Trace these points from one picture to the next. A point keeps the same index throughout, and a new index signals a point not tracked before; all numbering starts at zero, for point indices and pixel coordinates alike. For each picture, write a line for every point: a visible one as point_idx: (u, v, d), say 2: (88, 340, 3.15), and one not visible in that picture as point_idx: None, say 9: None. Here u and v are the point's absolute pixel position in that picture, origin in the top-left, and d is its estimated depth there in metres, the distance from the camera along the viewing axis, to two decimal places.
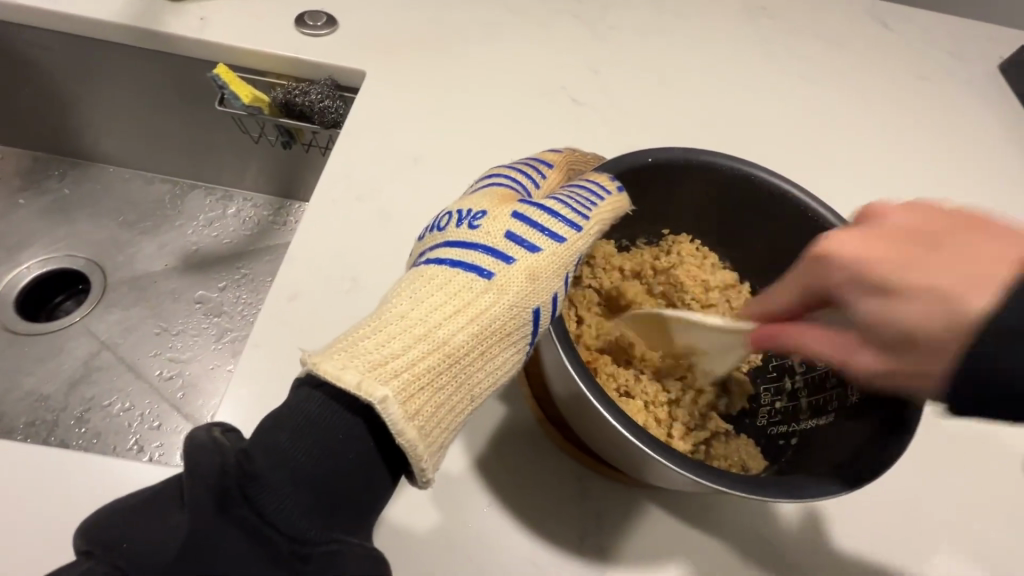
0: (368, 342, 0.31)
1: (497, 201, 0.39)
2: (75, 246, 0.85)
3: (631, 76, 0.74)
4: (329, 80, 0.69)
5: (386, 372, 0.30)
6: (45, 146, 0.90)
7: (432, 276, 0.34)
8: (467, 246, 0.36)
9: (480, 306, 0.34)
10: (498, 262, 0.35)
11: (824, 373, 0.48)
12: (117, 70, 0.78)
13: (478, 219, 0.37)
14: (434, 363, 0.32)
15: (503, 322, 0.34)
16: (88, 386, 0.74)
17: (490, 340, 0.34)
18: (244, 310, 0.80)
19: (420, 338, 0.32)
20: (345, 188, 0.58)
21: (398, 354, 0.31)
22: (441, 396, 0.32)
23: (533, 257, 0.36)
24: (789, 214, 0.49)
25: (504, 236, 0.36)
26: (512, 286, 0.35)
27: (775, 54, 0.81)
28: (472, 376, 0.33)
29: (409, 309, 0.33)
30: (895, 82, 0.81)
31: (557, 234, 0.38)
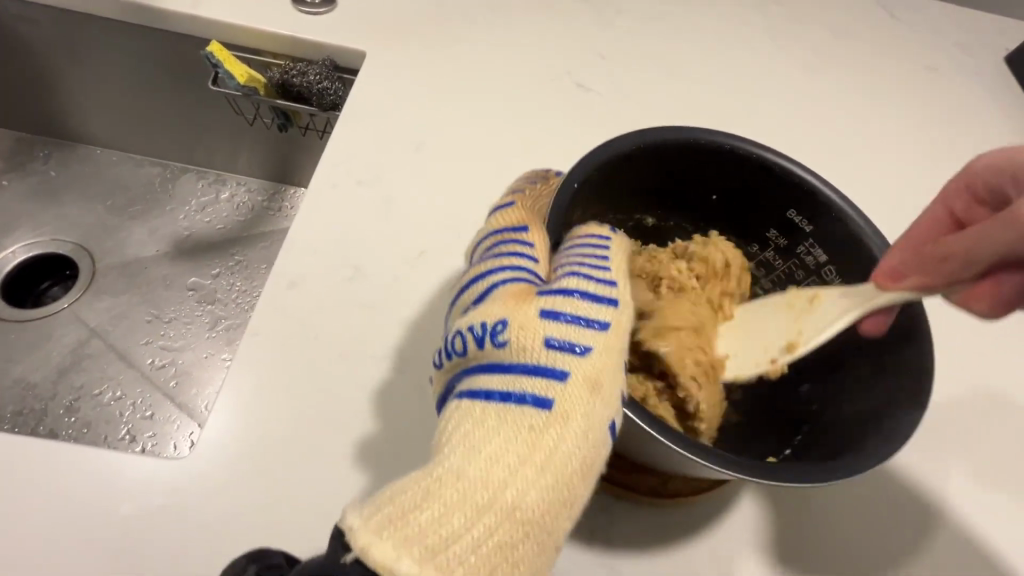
0: (421, 519, 0.28)
1: (516, 303, 0.35)
2: (62, 231, 0.82)
3: (637, 62, 0.72)
4: (328, 61, 0.67)
5: (449, 563, 0.28)
6: (29, 126, 0.86)
7: (484, 419, 0.32)
8: (506, 370, 0.33)
9: (547, 446, 0.31)
10: (551, 383, 0.32)
11: (789, 269, 0.52)
12: (105, 46, 0.75)
13: (500, 332, 0.33)
14: (504, 538, 0.29)
15: (574, 457, 0.32)
16: (78, 374, 0.72)
17: (570, 483, 0.31)
18: (238, 298, 0.78)
19: (484, 503, 0.29)
20: (346, 173, 0.57)
21: (460, 534, 0.28)
22: (515, 555, 0.29)
23: (585, 363, 0.33)
24: (794, 197, 0.48)
25: (544, 347, 0.33)
26: (575, 407, 0.32)
27: (782, 41, 0.80)
28: (549, 528, 0.31)
29: (464, 468, 0.30)
30: (903, 72, 0.80)
31: (600, 321, 0.35)
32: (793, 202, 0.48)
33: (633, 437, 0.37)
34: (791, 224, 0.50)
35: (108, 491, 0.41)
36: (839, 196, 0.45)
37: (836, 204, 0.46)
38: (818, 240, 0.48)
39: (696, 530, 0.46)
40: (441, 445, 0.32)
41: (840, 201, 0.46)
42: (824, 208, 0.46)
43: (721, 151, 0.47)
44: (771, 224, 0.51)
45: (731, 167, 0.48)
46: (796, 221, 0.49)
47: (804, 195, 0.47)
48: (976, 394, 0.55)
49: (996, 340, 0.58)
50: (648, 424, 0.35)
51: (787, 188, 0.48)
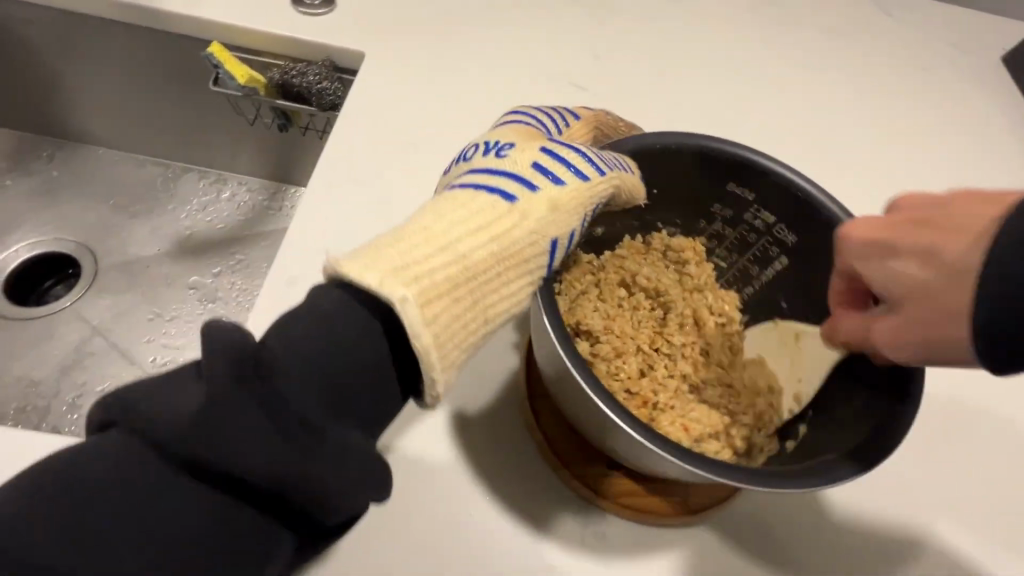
0: (398, 247, 0.33)
1: (526, 138, 0.42)
2: (65, 230, 0.83)
3: (634, 62, 0.73)
4: (328, 61, 0.67)
5: (409, 274, 0.32)
6: (31, 126, 0.87)
7: (457, 197, 0.37)
8: (490, 171, 0.38)
9: (504, 226, 0.36)
10: (523, 190, 0.37)
11: (743, 233, 0.53)
12: (106, 47, 0.76)
13: (506, 149, 0.40)
14: (458, 282, 0.33)
15: (525, 247, 0.36)
16: (81, 371, 0.73)
17: (506, 265, 0.36)
18: (239, 297, 0.79)
19: (451, 234, 0.34)
20: (345, 172, 0.57)
21: (425, 260, 0.33)
22: (457, 316, 0.33)
23: (556, 188, 0.38)
24: (777, 194, 0.48)
25: (531, 166, 0.39)
26: (533, 210, 0.37)
27: (779, 40, 0.80)
28: (490, 294, 0.35)
29: (434, 223, 0.35)
30: (900, 73, 0.80)
31: (580, 171, 0.40)
32: (732, 176, 0.49)
33: (632, 445, 0.37)
34: (735, 197, 0.51)
35: None
36: (819, 194, 0.46)
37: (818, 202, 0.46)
38: (763, 205, 0.50)
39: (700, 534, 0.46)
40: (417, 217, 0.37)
41: (776, 167, 0.47)
42: (762, 177, 0.48)
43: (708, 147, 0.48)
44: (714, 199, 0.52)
45: (717, 164, 0.49)
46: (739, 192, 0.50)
47: (741, 169, 0.48)
48: (972, 393, 0.55)
49: None
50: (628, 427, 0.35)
51: (725, 167, 0.48)
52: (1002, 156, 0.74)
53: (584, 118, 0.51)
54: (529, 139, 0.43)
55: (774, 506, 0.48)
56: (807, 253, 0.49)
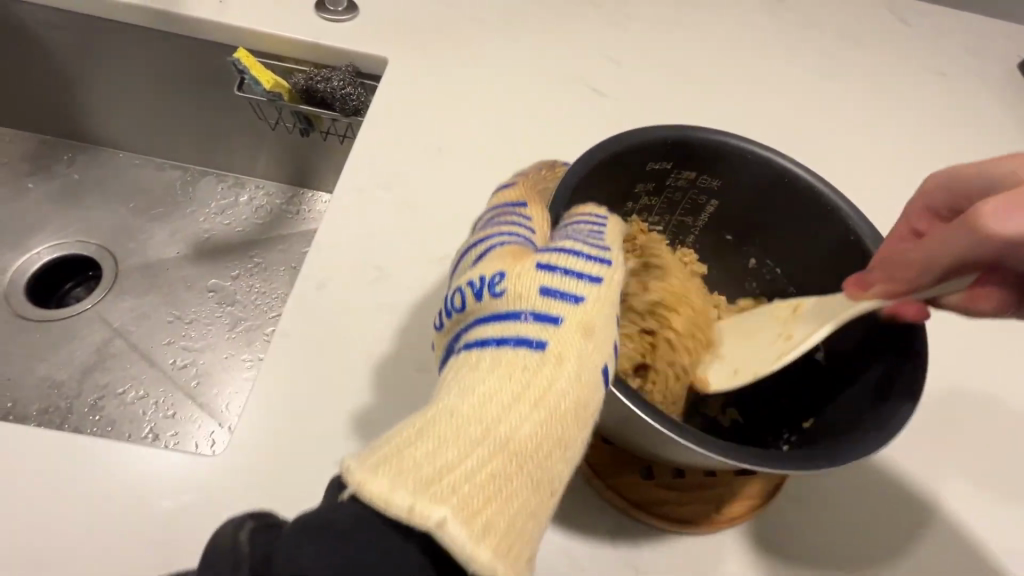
0: (419, 454, 0.29)
1: (511, 259, 0.36)
2: (86, 233, 0.84)
3: (652, 68, 0.73)
4: (350, 67, 0.68)
5: (442, 488, 0.28)
6: (53, 129, 0.88)
7: (476, 365, 0.33)
8: (497, 320, 0.35)
9: (540, 387, 0.32)
10: (545, 329, 0.34)
11: (677, 198, 0.52)
12: (129, 52, 0.77)
13: (498, 283, 0.35)
14: (503, 469, 0.30)
15: (570, 397, 0.33)
16: (102, 373, 0.73)
17: (561, 423, 0.32)
18: (258, 299, 0.79)
19: (480, 418, 0.31)
20: (370, 176, 0.58)
21: (455, 466, 0.29)
22: (513, 509, 0.30)
23: (575, 310, 0.35)
24: (798, 196, 0.47)
25: (539, 294, 0.35)
26: (568, 351, 0.34)
27: (796, 47, 0.80)
28: (549, 470, 0.32)
29: (458, 408, 0.31)
30: (917, 79, 0.80)
31: (593, 276, 0.36)
32: (651, 155, 0.46)
33: (654, 439, 0.38)
34: (658, 173, 0.48)
35: (144, 486, 0.42)
36: (840, 197, 0.45)
37: (836, 202, 0.45)
38: (687, 167, 0.48)
39: (737, 546, 0.46)
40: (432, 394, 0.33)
41: (684, 133, 0.46)
42: (677, 147, 0.46)
43: (728, 146, 0.47)
44: (640, 181, 0.49)
45: (736, 165, 0.48)
46: (660, 167, 0.48)
47: (661, 145, 0.46)
48: (998, 398, 0.55)
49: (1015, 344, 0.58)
50: (638, 409, 0.36)
51: (644, 149, 0.45)
52: None
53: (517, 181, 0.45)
54: (518, 260, 0.37)
55: (796, 506, 0.48)
56: (811, 240, 0.48)
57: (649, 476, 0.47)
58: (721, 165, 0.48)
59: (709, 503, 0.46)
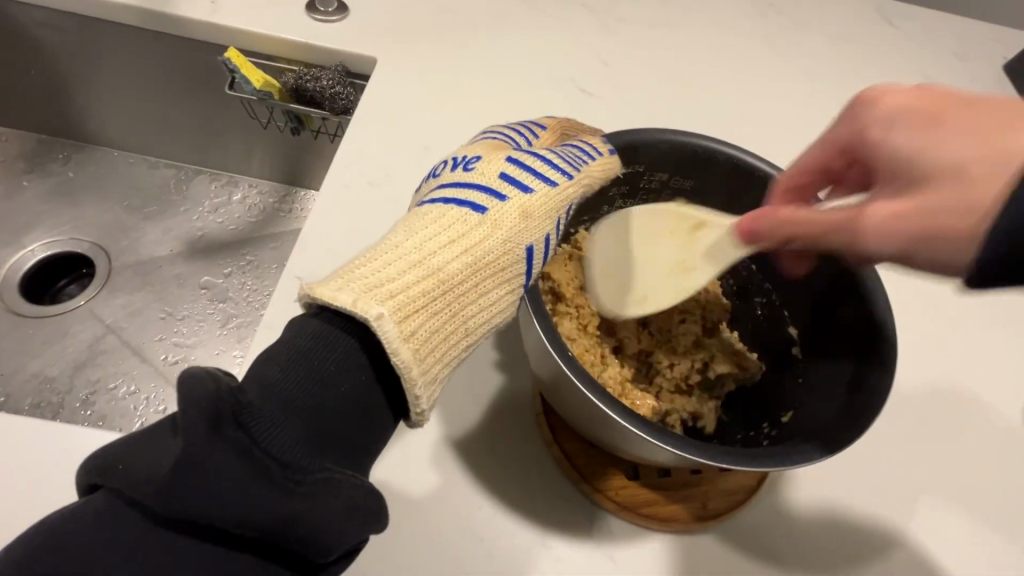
0: (363, 269, 0.33)
1: (491, 150, 0.41)
2: (79, 230, 0.85)
3: (639, 68, 0.74)
4: (341, 67, 0.69)
5: (381, 293, 0.32)
6: (48, 128, 0.89)
7: (424, 214, 0.37)
8: (455, 185, 0.38)
9: (473, 239, 0.36)
10: (492, 200, 0.38)
11: (652, 199, 0.53)
12: (124, 51, 0.78)
13: (472, 162, 0.40)
14: (432, 294, 0.33)
15: (499, 256, 0.36)
16: (94, 368, 0.74)
17: (484, 274, 0.36)
18: (250, 296, 0.80)
19: (422, 254, 0.34)
20: (357, 174, 0.59)
21: (394, 277, 0.32)
22: (433, 330, 0.33)
23: (524, 196, 0.38)
24: (764, 195, 0.48)
25: (498, 176, 0.39)
26: (505, 222, 0.37)
27: (784, 49, 0.81)
28: (465, 307, 0.35)
29: (403, 240, 0.35)
30: (901, 79, 0.81)
31: (549, 178, 0.40)
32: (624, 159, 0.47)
33: (626, 436, 0.38)
34: (631, 175, 0.49)
35: None
36: (807, 194, 0.45)
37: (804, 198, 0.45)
38: (659, 168, 0.49)
39: (717, 538, 0.46)
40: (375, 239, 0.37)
41: (658, 136, 0.47)
42: (651, 150, 0.47)
43: (699, 146, 0.47)
44: (614, 182, 0.50)
45: (707, 165, 0.48)
46: (633, 169, 0.49)
47: (633, 148, 0.46)
48: (974, 393, 0.55)
49: (992, 340, 0.59)
50: (609, 409, 0.36)
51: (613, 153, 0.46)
52: None
53: (550, 126, 0.49)
54: (495, 150, 0.42)
55: (772, 499, 0.48)
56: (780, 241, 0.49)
57: (633, 474, 0.47)
58: (693, 167, 0.49)
59: (695, 499, 0.46)
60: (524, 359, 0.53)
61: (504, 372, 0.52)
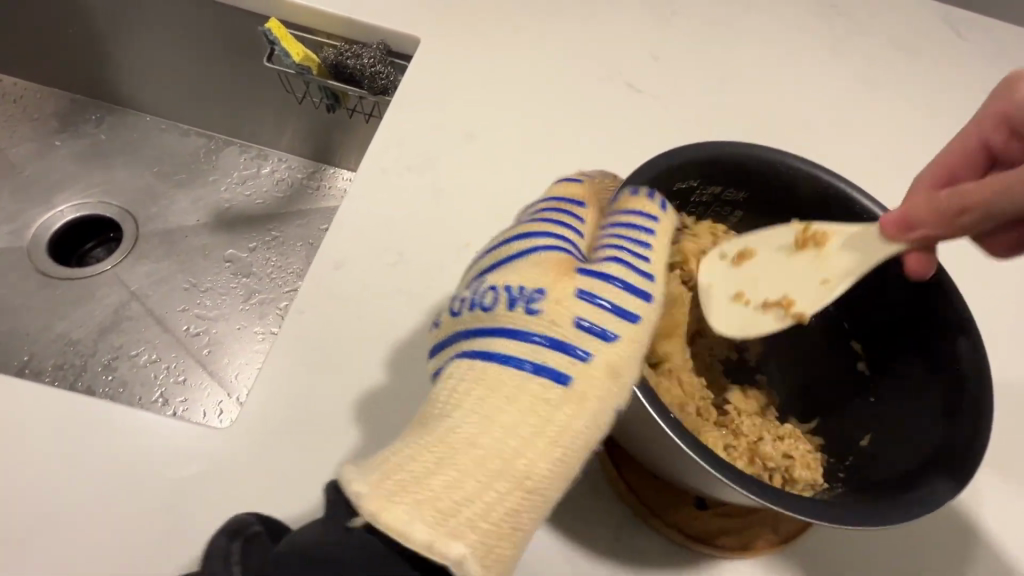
0: (439, 483, 0.30)
1: (555, 275, 0.36)
2: (109, 194, 0.84)
3: (689, 66, 0.71)
4: (383, 45, 0.67)
5: (462, 525, 0.29)
6: (81, 87, 0.88)
7: (500, 384, 0.33)
8: (526, 338, 0.34)
9: (560, 423, 0.33)
10: (576, 362, 0.34)
11: (703, 213, 0.51)
12: (165, 14, 0.76)
13: (535, 301, 0.35)
14: (517, 513, 0.31)
15: (585, 436, 0.34)
16: (118, 334, 0.74)
17: (570, 456, 0.33)
18: (273, 273, 0.79)
19: (506, 446, 0.31)
20: (395, 158, 0.57)
21: (473, 498, 0.30)
22: (514, 543, 0.31)
23: (609, 348, 0.35)
24: (831, 212, 0.47)
25: (574, 325, 0.34)
26: (592, 392, 0.34)
27: (847, 57, 0.77)
28: (549, 496, 0.33)
29: (479, 435, 0.32)
30: (967, 95, 0.76)
31: (639, 293, 0.37)
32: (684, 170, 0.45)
33: (691, 469, 0.37)
34: (685, 190, 0.47)
35: (153, 453, 0.43)
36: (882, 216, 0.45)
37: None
38: (713, 180, 0.47)
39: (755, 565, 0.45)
40: (434, 425, 0.33)
41: (719, 149, 0.45)
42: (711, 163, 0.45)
43: (771, 162, 0.46)
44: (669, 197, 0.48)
45: (766, 177, 0.47)
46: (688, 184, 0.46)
47: (697, 159, 0.44)
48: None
49: None
50: (682, 445, 0.35)
51: (679, 164, 0.44)
52: None
53: (587, 203, 0.43)
54: (557, 275, 0.36)
55: (826, 546, 0.47)
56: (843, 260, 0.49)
57: (700, 505, 0.45)
58: (746, 177, 0.47)
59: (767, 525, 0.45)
60: None
61: None
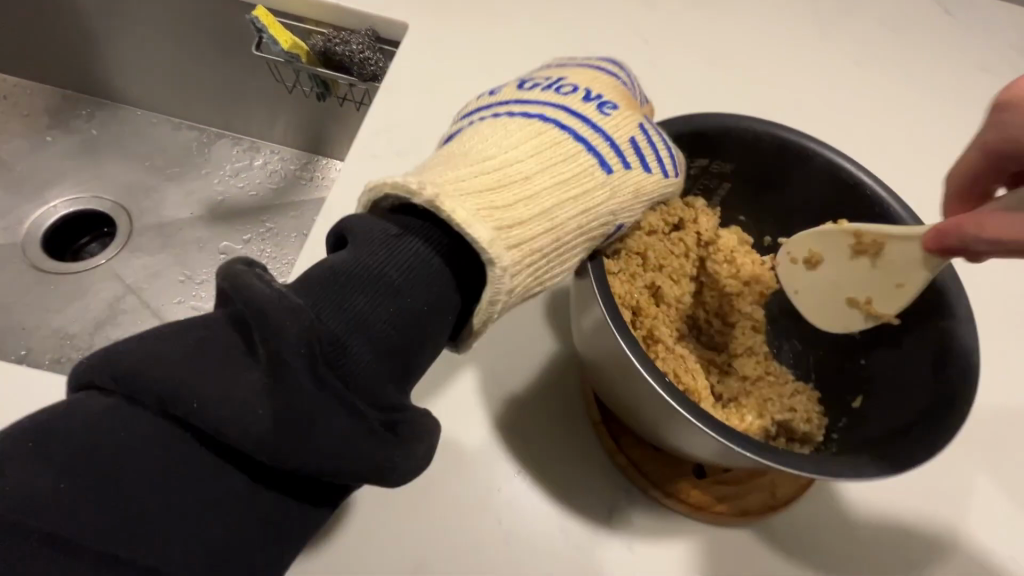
0: (507, 196, 0.34)
1: (627, 106, 0.42)
2: (101, 189, 0.84)
3: (679, 48, 0.71)
4: (371, 32, 0.67)
5: (510, 230, 0.34)
6: (71, 83, 0.88)
7: (554, 149, 0.37)
8: (591, 126, 0.39)
9: (594, 196, 0.38)
10: (617, 162, 0.39)
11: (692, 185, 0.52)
12: (153, 6, 0.76)
13: (609, 109, 0.40)
14: (544, 240, 0.35)
15: (604, 221, 0.39)
16: (114, 327, 0.74)
17: (586, 232, 0.38)
18: (268, 264, 0.80)
19: (546, 204, 0.36)
20: (385, 144, 0.57)
21: (521, 215, 0.34)
22: (539, 274, 0.36)
23: (639, 173, 0.40)
24: (818, 175, 0.48)
25: (627, 139, 0.40)
26: (620, 191, 0.39)
27: (836, 36, 0.77)
28: (564, 256, 0.37)
29: (532, 172, 0.36)
30: (958, 73, 0.76)
31: (654, 167, 0.41)
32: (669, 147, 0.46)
33: (686, 432, 0.37)
34: None
35: None
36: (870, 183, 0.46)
37: (891, 209, 0.45)
38: (698, 153, 0.48)
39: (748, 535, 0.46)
40: (493, 144, 0.37)
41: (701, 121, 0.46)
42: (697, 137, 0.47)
43: (774, 138, 0.47)
44: None
45: (753, 146, 0.48)
46: None
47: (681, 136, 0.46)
48: (1014, 407, 0.53)
49: None
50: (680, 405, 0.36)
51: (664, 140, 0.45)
52: None
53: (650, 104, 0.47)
54: (627, 107, 0.42)
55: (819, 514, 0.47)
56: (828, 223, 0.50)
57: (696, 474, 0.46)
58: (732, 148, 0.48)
59: (765, 490, 0.46)
60: (555, 335, 0.52)
61: (530, 358, 0.51)
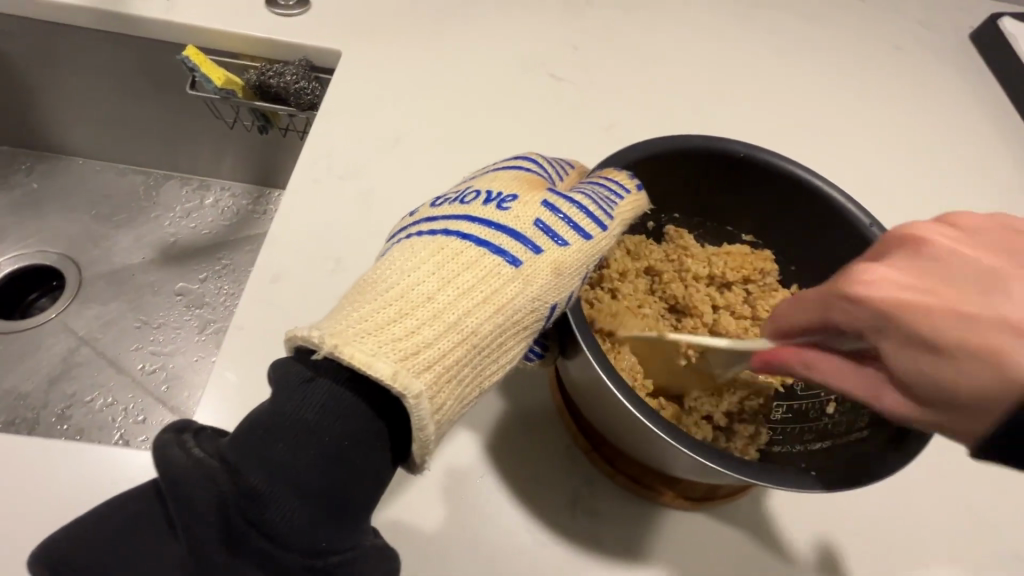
0: (397, 328, 0.30)
1: (529, 187, 0.38)
2: (47, 241, 0.83)
3: (608, 51, 0.74)
4: (304, 61, 0.67)
5: (418, 364, 0.30)
6: (7, 138, 0.86)
7: (455, 256, 0.33)
8: (486, 225, 0.35)
9: (506, 294, 0.33)
10: (527, 252, 0.34)
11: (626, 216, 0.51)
12: (81, 54, 0.76)
13: (508, 201, 0.36)
14: (459, 354, 0.31)
15: (526, 313, 0.34)
16: (69, 381, 0.72)
17: (507, 333, 0.34)
18: (227, 301, 0.79)
19: (450, 323, 0.31)
20: (326, 169, 0.58)
21: (426, 344, 0.30)
22: (465, 390, 0.32)
23: (558, 249, 0.35)
24: (745, 174, 0.48)
25: (533, 223, 0.36)
26: (539, 277, 0.34)
27: (756, 28, 0.81)
28: (487, 368, 0.33)
29: (435, 291, 0.32)
30: (870, 53, 0.80)
31: (584, 230, 0.37)
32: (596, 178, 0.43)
33: (663, 449, 0.36)
34: None
35: (106, 483, 0.42)
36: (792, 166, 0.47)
37: (790, 170, 0.47)
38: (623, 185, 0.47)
39: (728, 522, 0.45)
40: (396, 268, 0.33)
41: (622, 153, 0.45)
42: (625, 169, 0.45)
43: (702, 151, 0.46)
44: None
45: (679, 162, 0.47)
46: None
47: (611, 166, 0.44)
48: None
49: None
50: (648, 421, 0.34)
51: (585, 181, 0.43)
52: (971, 132, 0.75)
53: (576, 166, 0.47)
54: (530, 188, 0.38)
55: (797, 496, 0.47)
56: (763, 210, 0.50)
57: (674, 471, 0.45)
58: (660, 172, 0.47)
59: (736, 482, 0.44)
60: None
61: None
